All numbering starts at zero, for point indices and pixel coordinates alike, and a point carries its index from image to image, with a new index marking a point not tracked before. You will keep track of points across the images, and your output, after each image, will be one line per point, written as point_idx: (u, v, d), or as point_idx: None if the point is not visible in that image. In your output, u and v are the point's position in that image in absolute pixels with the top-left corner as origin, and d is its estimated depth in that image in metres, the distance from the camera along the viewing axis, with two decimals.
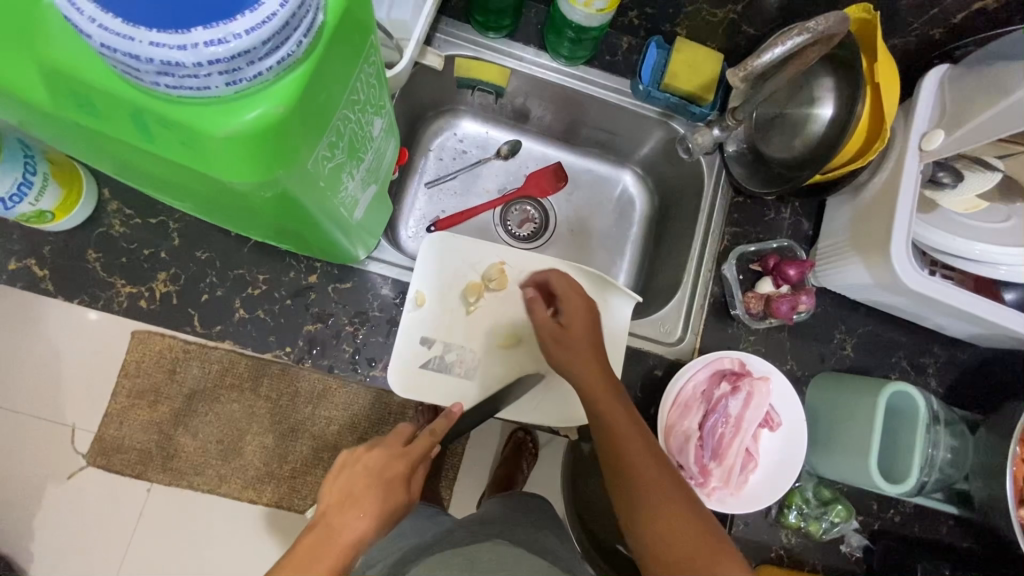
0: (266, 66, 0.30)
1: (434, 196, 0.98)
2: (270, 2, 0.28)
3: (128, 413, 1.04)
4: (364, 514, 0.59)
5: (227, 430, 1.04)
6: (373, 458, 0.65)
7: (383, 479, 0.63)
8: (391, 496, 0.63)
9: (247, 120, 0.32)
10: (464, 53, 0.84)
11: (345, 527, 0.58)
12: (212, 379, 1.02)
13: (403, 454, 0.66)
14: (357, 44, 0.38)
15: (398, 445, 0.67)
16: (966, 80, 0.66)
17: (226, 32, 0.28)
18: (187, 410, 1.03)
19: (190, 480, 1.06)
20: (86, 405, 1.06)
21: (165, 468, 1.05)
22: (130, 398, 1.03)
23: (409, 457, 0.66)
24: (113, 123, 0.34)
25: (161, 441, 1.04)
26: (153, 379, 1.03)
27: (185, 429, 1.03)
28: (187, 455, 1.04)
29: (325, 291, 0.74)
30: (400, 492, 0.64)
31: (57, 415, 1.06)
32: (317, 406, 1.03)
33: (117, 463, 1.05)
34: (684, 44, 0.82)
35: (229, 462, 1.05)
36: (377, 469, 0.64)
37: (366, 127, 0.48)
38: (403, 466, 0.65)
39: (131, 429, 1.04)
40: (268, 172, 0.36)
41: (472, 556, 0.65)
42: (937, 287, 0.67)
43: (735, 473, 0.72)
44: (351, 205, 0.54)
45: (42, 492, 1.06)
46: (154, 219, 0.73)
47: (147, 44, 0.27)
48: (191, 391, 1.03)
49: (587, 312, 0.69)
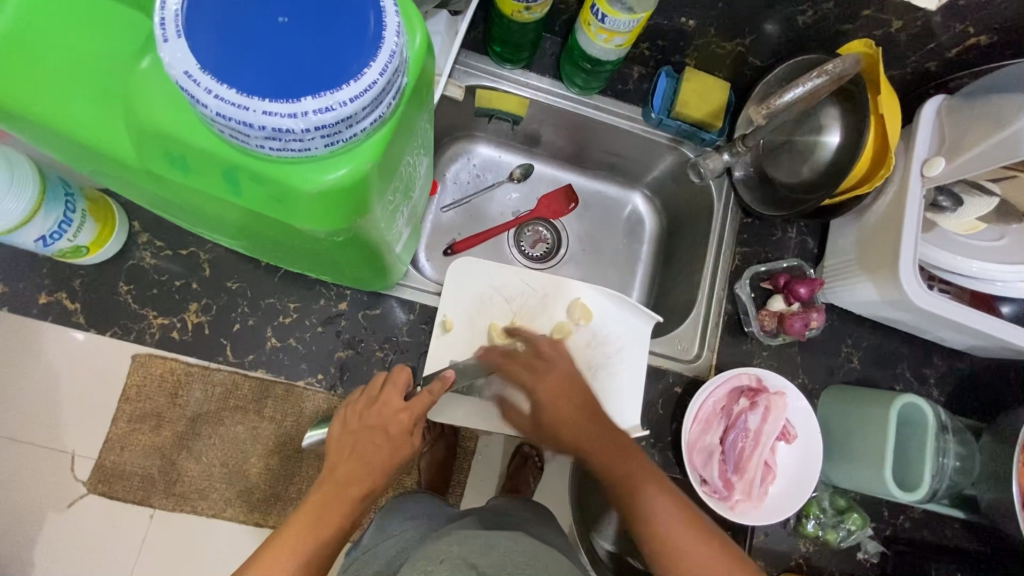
0: (362, 127, 0.32)
1: (450, 220, 1.00)
2: (371, 71, 0.31)
3: (129, 438, 1.02)
4: (371, 472, 0.61)
5: (230, 453, 1.03)
6: (376, 413, 0.63)
7: (388, 437, 0.63)
8: (397, 453, 0.63)
9: (337, 176, 0.34)
10: (483, 84, 0.87)
11: (355, 483, 0.60)
12: (216, 402, 1.01)
13: (405, 410, 0.64)
14: (423, 96, 0.41)
15: (398, 400, 0.64)
16: (962, 110, 0.71)
17: (332, 100, 0.30)
18: (190, 433, 1.02)
19: (193, 505, 1.04)
20: (87, 432, 1.04)
21: (168, 494, 1.03)
22: (131, 424, 1.01)
23: (413, 415, 0.63)
24: (201, 177, 0.36)
25: (163, 466, 1.02)
26: (155, 404, 1.01)
27: (188, 453, 1.02)
28: (191, 479, 1.03)
29: (356, 317, 0.75)
30: (406, 447, 0.64)
31: (57, 443, 1.04)
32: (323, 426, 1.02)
33: (118, 490, 1.03)
34: (693, 74, 0.86)
35: (233, 485, 1.05)
36: (381, 427, 0.63)
37: (417, 167, 0.51)
38: (408, 420, 0.64)
39: (132, 455, 1.02)
40: (345, 220, 0.38)
41: (491, 541, 0.64)
42: (943, 304, 0.71)
43: (756, 486, 0.75)
44: (397, 239, 0.56)
45: (41, 520, 1.04)
46: (185, 250, 0.74)
47: (261, 113, 0.29)
48: (193, 415, 1.01)
49: (574, 387, 0.71)
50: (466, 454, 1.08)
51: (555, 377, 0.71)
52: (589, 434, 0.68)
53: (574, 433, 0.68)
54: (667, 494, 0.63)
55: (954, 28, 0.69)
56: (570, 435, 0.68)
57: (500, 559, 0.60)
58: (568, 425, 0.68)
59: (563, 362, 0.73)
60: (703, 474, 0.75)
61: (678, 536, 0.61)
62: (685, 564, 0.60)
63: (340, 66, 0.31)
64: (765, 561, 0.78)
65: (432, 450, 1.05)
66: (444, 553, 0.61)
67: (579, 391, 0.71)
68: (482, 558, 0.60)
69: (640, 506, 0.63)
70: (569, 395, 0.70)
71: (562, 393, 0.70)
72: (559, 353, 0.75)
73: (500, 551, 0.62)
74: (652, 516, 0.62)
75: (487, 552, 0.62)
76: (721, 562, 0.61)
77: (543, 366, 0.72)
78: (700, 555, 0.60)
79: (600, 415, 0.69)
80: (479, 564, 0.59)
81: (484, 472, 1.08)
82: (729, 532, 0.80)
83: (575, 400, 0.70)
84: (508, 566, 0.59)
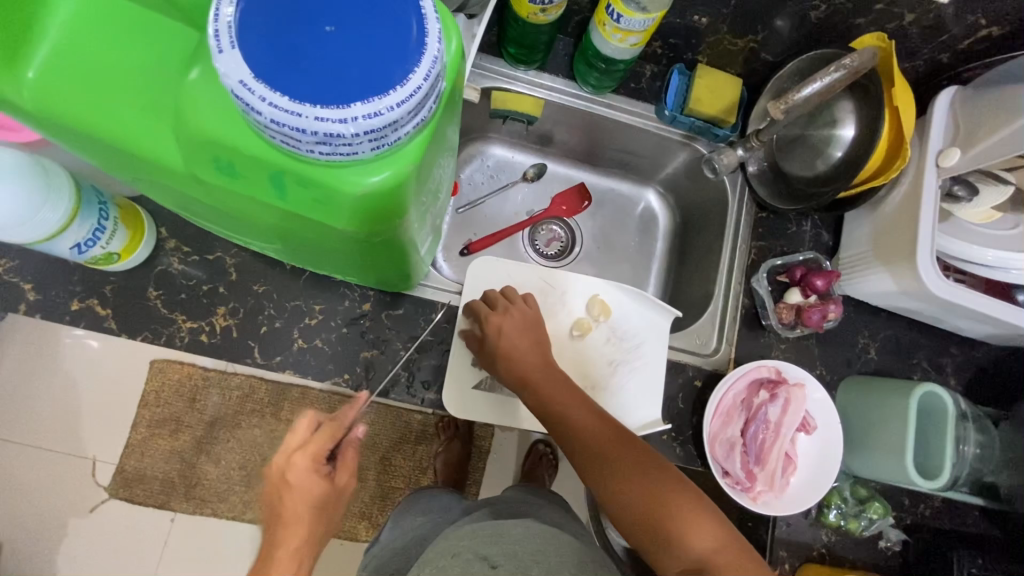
0: (406, 131, 0.33)
1: (466, 221, 1.01)
2: (416, 77, 0.32)
3: (149, 442, 1.03)
4: (298, 524, 0.58)
5: (249, 456, 1.05)
6: (283, 465, 0.61)
7: (294, 482, 0.60)
8: (312, 494, 0.60)
9: (380, 179, 0.35)
10: (498, 85, 0.88)
11: (283, 542, 0.57)
12: (233, 407, 1.02)
13: (304, 450, 0.62)
14: (455, 99, 0.42)
15: (300, 440, 0.63)
16: (976, 101, 0.72)
17: (379, 105, 0.31)
18: (209, 437, 1.03)
19: (215, 507, 1.07)
20: (109, 437, 1.05)
21: (188, 498, 1.06)
22: (151, 427, 1.03)
23: (312, 453, 0.61)
24: (247, 182, 0.37)
25: (183, 469, 1.04)
26: (174, 408, 1.02)
27: (208, 456, 1.04)
28: (211, 482, 1.05)
29: (379, 317, 0.77)
30: (323, 484, 0.60)
31: (78, 449, 1.05)
32: None
33: (140, 494, 1.05)
34: (706, 71, 0.87)
35: (252, 487, 1.07)
36: (288, 478, 0.60)
37: (444, 169, 0.52)
38: (314, 457, 0.61)
39: (153, 460, 1.04)
40: (381, 221, 0.39)
41: (501, 529, 0.66)
42: (961, 293, 0.72)
43: (777, 477, 0.77)
44: (422, 240, 0.57)
45: (64, 525, 1.06)
46: (212, 256, 0.75)
47: (313, 119, 0.30)
48: (211, 419, 1.02)
49: (527, 326, 0.74)
50: (481, 453, 1.09)
51: (513, 314, 0.74)
52: (527, 365, 0.70)
53: (516, 364, 0.70)
54: (596, 411, 0.65)
55: (966, 20, 0.70)
56: (512, 366, 0.70)
57: (509, 546, 0.62)
58: (512, 356, 0.71)
59: (524, 307, 0.76)
60: (725, 466, 0.76)
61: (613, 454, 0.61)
62: (621, 481, 0.59)
63: (386, 73, 0.32)
64: (787, 551, 0.79)
65: (447, 450, 1.04)
66: (454, 547, 0.63)
67: (533, 329, 0.74)
68: (492, 548, 0.62)
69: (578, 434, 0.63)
70: (515, 332, 0.72)
71: (512, 324, 0.73)
72: (525, 296, 0.78)
73: (509, 539, 0.63)
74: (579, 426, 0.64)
75: (497, 541, 0.63)
76: (647, 463, 0.59)
77: (505, 303, 0.75)
78: (626, 458, 0.60)
79: (544, 354, 0.72)
80: (490, 555, 0.60)
81: (499, 469, 1.09)
82: (750, 523, 0.80)
83: (520, 339, 0.72)
84: (519, 553, 0.60)
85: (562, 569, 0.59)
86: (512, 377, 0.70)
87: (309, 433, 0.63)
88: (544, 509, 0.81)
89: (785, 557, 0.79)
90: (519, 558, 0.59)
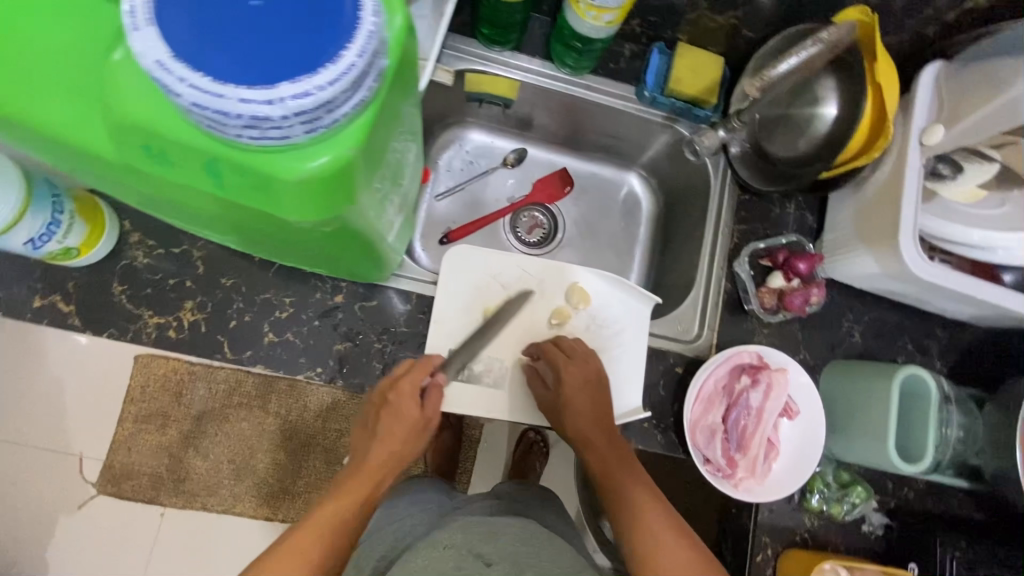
0: (342, 112, 0.31)
1: (445, 208, 0.99)
2: (349, 54, 0.30)
3: (137, 438, 1.02)
4: (385, 440, 0.63)
5: (238, 450, 1.04)
6: (380, 388, 0.66)
7: (389, 408, 0.64)
8: (403, 420, 0.64)
9: (319, 164, 0.33)
10: (474, 67, 0.85)
11: (372, 453, 0.63)
12: (220, 400, 1.00)
13: (402, 380, 0.66)
14: (407, 79, 0.40)
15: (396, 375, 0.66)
16: (962, 76, 0.70)
17: (309, 85, 0.29)
18: (196, 431, 1.02)
19: (204, 501, 1.05)
20: (95, 433, 1.04)
21: (177, 492, 1.05)
22: (137, 423, 1.01)
23: (406, 382, 0.65)
24: (183, 172, 0.35)
25: (171, 464, 1.03)
26: (160, 403, 1.00)
27: (196, 450, 1.02)
28: (199, 476, 1.04)
29: (352, 309, 0.75)
30: (413, 413, 0.64)
31: (64, 446, 1.04)
32: (327, 419, 1.05)
33: (128, 490, 1.04)
34: (686, 49, 0.84)
35: (242, 481, 1.05)
36: (384, 399, 0.65)
37: (405, 153, 0.49)
38: (407, 388, 0.65)
39: (141, 455, 1.02)
40: (329, 209, 0.37)
41: (495, 528, 0.64)
42: (945, 275, 0.70)
43: (760, 463, 0.75)
44: (388, 229, 0.55)
45: (53, 522, 1.05)
46: (177, 248, 0.73)
47: (237, 101, 0.28)
48: (198, 414, 1.01)
49: (596, 385, 0.73)
50: (472, 442, 1.08)
51: (583, 369, 0.73)
52: (587, 427, 0.70)
53: (577, 425, 0.70)
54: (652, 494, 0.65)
55: None
56: (574, 427, 0.71)
57: (504, 547, 0.60)
58: (574, 415, 0.71)
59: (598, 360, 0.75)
60: (706, 453, 0.75)
61: (656, 536, 0.61)
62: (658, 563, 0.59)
63: (316, 50, 0.30)
64: (770, 537, 0.78)
65: (437, 442, 1.04)
66: (448, 539, 0.62)
67: (599, 389, 0.73)
68: (488, 546, 0.60)
69: (628, 507, 0.64)
70: (590, 388, 0.72)
71: (578, 383, 0.72)
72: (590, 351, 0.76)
73: (503, 540, 0.62)
74: (631, 505, 0.64)
75: (490, 539, 0.62)
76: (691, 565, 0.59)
77: (581, 353, 0.75)
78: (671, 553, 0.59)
79: (607, 418, 0.71)
80: (485, 552, 0.59)
81: (490, 459, 1.08)
82: (734, 510, 0.81)
83: (592, 402, 0.71)
84: (515, 555, 0.59)
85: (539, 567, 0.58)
86: (575, 430, 0.71)
87: (408, 368, 0.67)
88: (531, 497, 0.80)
89: (767, 542, 0.79)
90: (516, 561, 0.58)
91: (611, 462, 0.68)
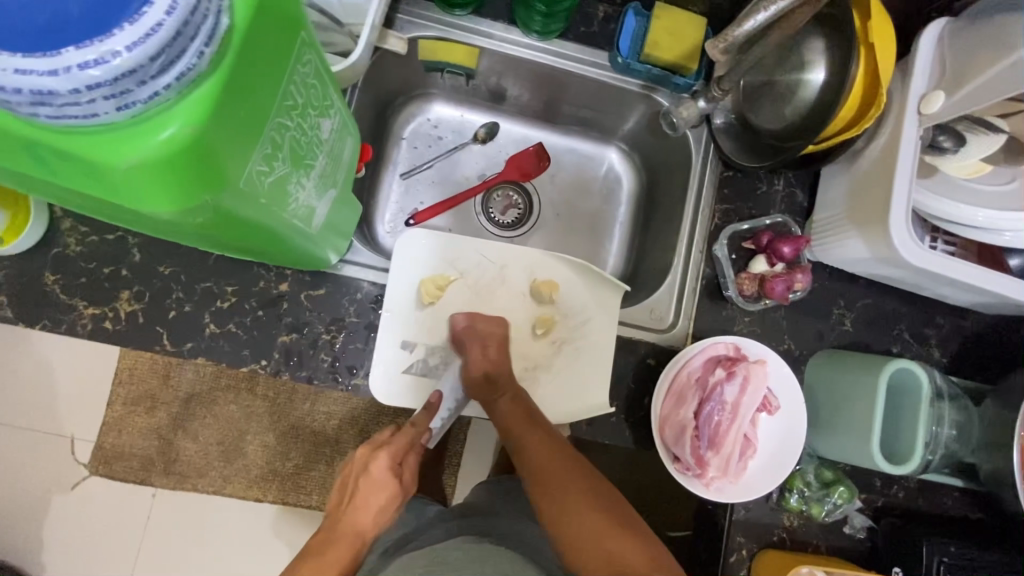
0: (162, 84, 0.26)
1: (410, 188, 0.93)
2: (156, 10, 0.25)
3: (126, 420, 0.99)
4: (362, 510, 0.60)
5: (225, 432, 0.97)
6: (362, 457, 0.64)
7: (370, 475, 0.62)
8: (384, 487, 0.61)
9: (149, 147, 0.28)
10: (429, 33, 0.79)
11: (348, 526, 0.58)
12: (208, 382, 0.94)
13: (385, 447, 0.64)
14: (283, 44, 0.35)
15: (380, 441, 0.66)
16: (967, 34, 0.62)
17: (104, 50, 0.24)
18: (185, 414, 0.96)
19: (195, 483, 0.99)
20: (88, 417, 1.02)
21: (168, 473, 0.99)
22: (126, 406, 0.98)
23: (388, 449, 0.64)
24: (6, 157, 0.30)
25: (161, 446, 0.98)
26: (148, 385, 0.97)
27: (185, 433, 0.96)
28: (189, 459, 0.98)
29: (298, 299, 0.71)
30: (392, 483, 0.62)
31: (56, 428, 1.02)
32: (315, 402, 0.98)
33: (119, 471, 1.00)
34: (664, 10, 0.76)
35: (231, 463, 0.99)
36: (364, 468, 0.63)
37: (312, 130, 0.44)
38: (390, 457, 0.63)
39: (130, 437, 0.99)
40: (191, 199, 0.32)
41: (436, 556, 0.55)
42: (941, 261, 0.63)
43: (733, 462, 0.70)
44: (307, 214, 0.50)
45: (47, 504, 1.03)
46: (112, 235, 0.69)
47: (11, 73, 0.23)
48: (186, 396, 0.95)
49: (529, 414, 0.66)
50: (462, 427, 0.99)
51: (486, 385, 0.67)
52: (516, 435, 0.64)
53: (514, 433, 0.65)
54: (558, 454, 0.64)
55: None
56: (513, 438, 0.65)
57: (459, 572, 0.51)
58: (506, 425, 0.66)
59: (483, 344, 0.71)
60: (674, 451, 0.70)
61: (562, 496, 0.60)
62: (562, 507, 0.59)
63: (117, 8, 0.25)
64: (745, 536, 0.74)
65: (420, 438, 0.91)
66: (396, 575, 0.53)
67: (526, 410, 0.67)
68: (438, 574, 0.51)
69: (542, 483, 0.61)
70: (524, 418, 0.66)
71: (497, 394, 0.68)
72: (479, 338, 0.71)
73: (456, 564, 0.53)
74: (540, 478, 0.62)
75: (446, 565, 0.53)
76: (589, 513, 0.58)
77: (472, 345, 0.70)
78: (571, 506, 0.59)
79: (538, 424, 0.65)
80: None
81: (477, 457, 1.01)
82: (710, 506, 0.75)
83: (523, 410, 0.66)
84: None
85: None
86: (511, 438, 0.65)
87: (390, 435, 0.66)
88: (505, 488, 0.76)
89: (743, 543, 0.74)
90: None
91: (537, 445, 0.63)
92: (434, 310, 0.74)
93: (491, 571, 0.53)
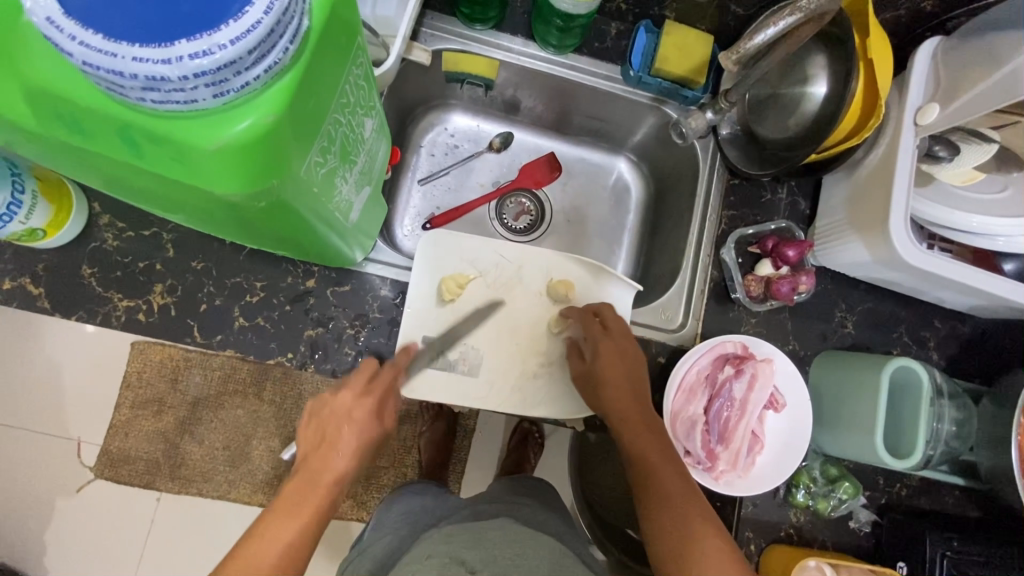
0: (252, 75, 0.29)
1: (427, 193, 0.97)
2: (255, 10, 0.28)
3: (131, 423, 0.87)
4: (344, 455, 0.55)
5: (233, 437, 0.87)
6: (341, 400, 0.58)
7: (354, 420, 0.57)
8: (367, 433, 0.57)
9: (235, 132, 0.31)
10: (450, 46, 0.83)
11: (323, 470, 0.54)
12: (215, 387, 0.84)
13: (369, 394, 0.59)
14: (344, 47, 0.38)
15: (363, 381, 0.60)
16: (959, 53, 0.66)
17: (210, 43, 0.27)
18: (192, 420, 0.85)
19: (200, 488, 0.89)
20: (90, 418, 0.90)
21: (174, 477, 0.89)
22: (132, 409, 0.86)
23: (376, 395, 0.59)
24: (102, 142, 0.33)
25: (167, 450, 0.87)
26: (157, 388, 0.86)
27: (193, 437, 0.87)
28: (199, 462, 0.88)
29: (324, 294, 0.74)
30: (375, 430, 0.58)
31: None
32: None
33: (125, 476, 0.88)
34: (673, 28, 0.81)
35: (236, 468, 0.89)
36: (347, 412, 0.57)
37: (357, 129, 0.48)
38: (372, 404, 0.58)
39: (136, 440, 0.87)
40: (261, 183, 0.35)
41: (477, 533, 0.57)
42: (939, 262, 0.67)
43: (742, 456, 0.72)
44: (346, 208, 0.53)
45: None
46: (147, 231, 0.72)
47: (130, 60, 0.27)
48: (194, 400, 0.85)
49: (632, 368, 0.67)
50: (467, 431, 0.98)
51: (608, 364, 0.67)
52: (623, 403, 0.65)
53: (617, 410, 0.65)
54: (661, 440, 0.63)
55: None
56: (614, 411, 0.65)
57: (489, 551, 0.53)
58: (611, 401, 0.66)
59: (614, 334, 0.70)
60: (685, 444, 0.73)
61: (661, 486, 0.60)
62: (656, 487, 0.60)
63: (220, 8, 0.28)
64: (754, 532, 0.76)
65: (432, 430, 0.93)
66: (430, 549, 0.54)
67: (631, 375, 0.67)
68: (472, 552, 0.53)
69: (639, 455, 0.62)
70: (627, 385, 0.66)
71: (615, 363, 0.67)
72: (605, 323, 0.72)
73: (489, 543, 0.55)
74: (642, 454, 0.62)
75: (475, 544, 0.54)
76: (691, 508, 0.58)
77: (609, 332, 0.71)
78: (671, 490, 0.59)
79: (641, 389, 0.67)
80: (471, 560, 0.51)
81: (485, 457, 0.98)
82: (718, 503, 0.77)
83: (635, 402, 0.65)
84: (497, 558, 0.52)
85: (525, 561, 0.53)
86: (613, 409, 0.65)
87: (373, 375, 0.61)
88: (522, 482, 0.77)
89: (752, 537, 0.76)
90: (499, 564, 0.51)
91: (641, 427, 0.63)
92: (452, 308, 0.76)
93: (523, 549, 0.55)
